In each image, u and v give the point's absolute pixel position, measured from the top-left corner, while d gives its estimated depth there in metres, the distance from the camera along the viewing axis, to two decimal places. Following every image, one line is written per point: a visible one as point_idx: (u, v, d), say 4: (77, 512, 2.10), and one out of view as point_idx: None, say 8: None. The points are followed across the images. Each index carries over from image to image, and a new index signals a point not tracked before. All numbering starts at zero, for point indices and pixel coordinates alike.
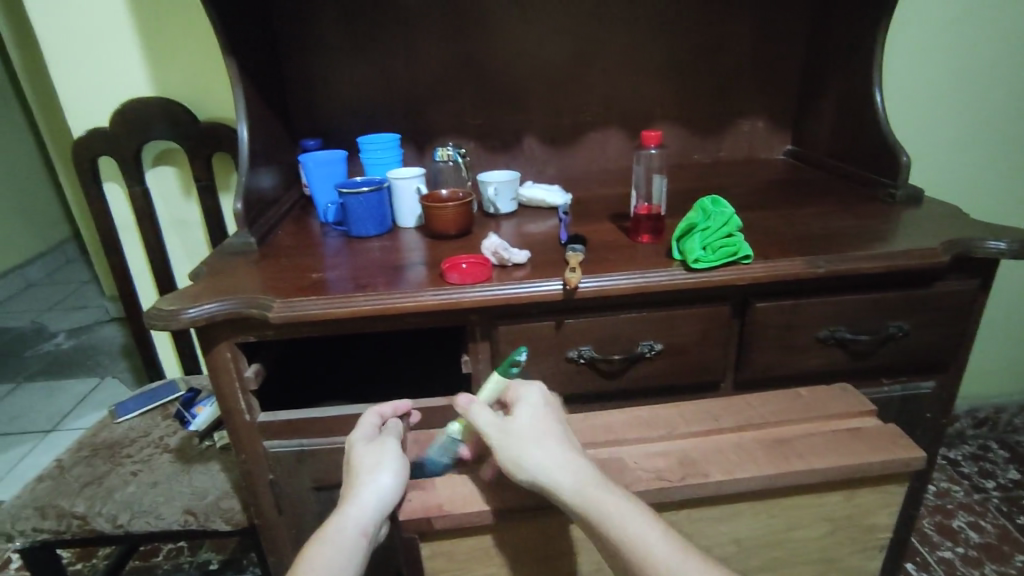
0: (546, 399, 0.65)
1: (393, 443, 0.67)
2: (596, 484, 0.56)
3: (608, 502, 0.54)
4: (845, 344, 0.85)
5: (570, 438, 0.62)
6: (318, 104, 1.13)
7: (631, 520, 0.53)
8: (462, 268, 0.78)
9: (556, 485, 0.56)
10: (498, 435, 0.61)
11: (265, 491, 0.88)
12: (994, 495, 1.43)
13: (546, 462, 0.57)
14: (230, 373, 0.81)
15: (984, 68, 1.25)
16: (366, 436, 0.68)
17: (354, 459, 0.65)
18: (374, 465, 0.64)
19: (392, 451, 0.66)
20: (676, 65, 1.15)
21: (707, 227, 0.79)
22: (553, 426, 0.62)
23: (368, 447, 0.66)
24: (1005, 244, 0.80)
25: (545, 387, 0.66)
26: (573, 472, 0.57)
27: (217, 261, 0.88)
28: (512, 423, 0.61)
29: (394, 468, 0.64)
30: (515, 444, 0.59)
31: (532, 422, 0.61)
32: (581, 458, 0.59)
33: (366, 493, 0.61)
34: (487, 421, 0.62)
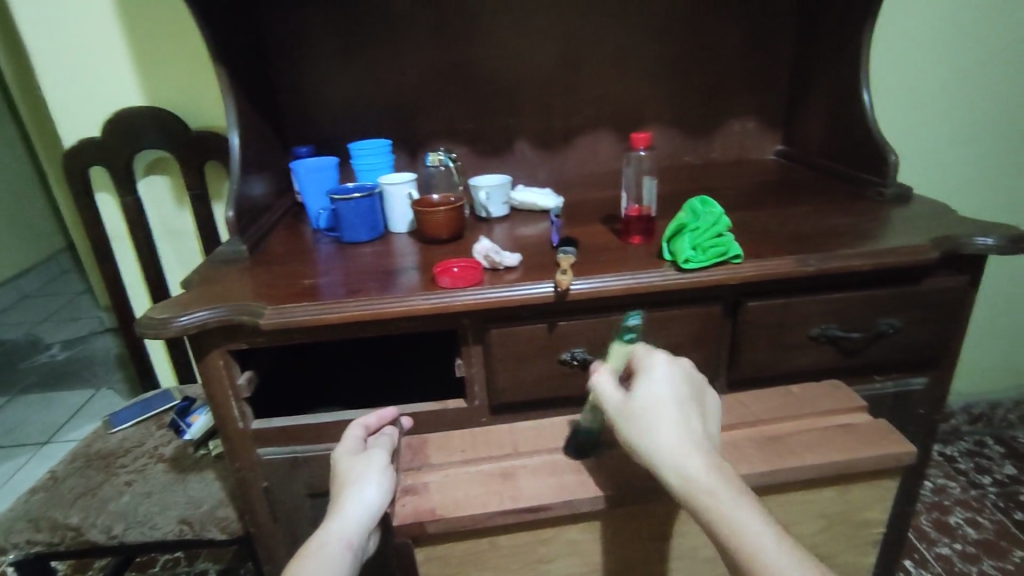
0: (671, 371, 0.62)
1: (377, 452, 0.69)
2: (707, 465, 0.54)
3: (717, 492, 0.52)
4: (837, 342, 0.85)
5: (697, 417, 0.59)
6: (309, 111, 1.13)
7: (736, 513, 0.51)
8: (454, 272, 0.78)
9: (673, 470, 0.54)
10: (622, 410, 0.59)
11: (260, 498, 0.88)
12: (990, 491, 1.44)
13: (670, 446, 0.55)
14: (223, 381, 0.81)
15: (972, 66, 1.26)
16: (352, 448, 0.70)
17: (338, 472, 0.67)
18: (358, 477, 0.65)
19: (376, 462, 0.67)
20: (665, 67, 1.16)
21: (697, 227, 0.80)
22: (677, 405, 0.59)
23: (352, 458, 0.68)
24: (992, 241, 0.81)
25: (671, 358, 0.63)
26: (690, 458, 0.54)
27: (208, 269, 0.88)
28: (636, 398, 0.59)
29: (376, 479, 0.65)
30: (637, 422, 0.57)
31: (659, 396, 0.59)
32: (702, 443, 0.56)
33: (349, 504, 0.63)
34: (611, 394, 0.61)
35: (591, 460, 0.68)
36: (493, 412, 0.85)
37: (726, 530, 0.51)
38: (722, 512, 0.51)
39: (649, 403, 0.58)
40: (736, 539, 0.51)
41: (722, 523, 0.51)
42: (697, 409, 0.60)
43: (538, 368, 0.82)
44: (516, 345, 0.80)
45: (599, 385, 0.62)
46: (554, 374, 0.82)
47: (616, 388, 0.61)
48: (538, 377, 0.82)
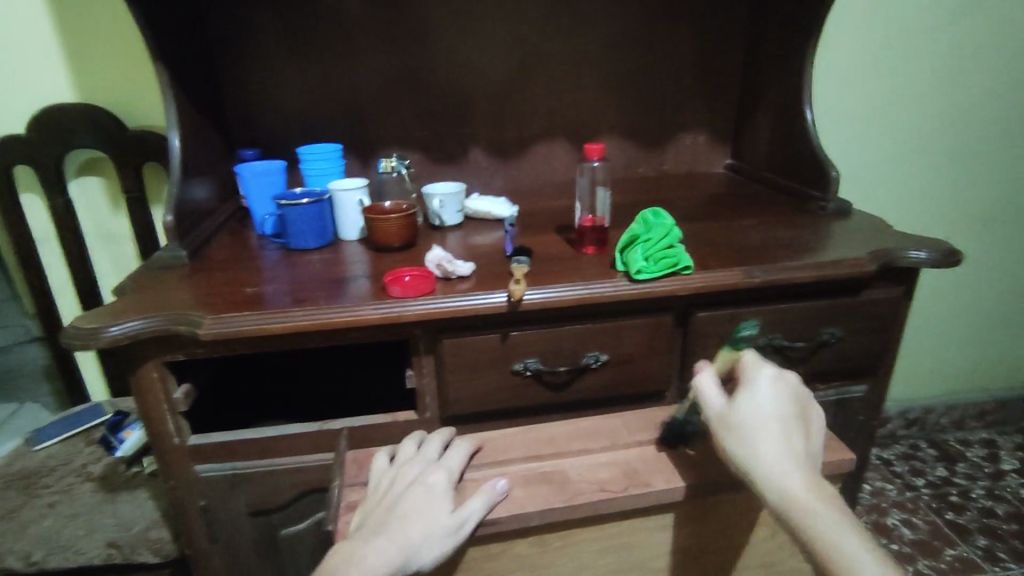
0: (780, 386, 0.61)
1: (455, 527, 0.57)
2: (806, 486, 0.53)
3: (815, 510, 0.52)
4: (783, 351, 0.87)
5: (801, 436, 0.58)
6: (257, 114, 1.09)
7: (835, 530, 0.51)
8: (405, 281, 0.76)
9: (768, 479, 0.54)
10: (722, 417, 0.60)
11: (196, 517, 0.83)
12: (924, 492, 1.51)
13: (768, 461, 0.55)
14: (157, 395, 0.76)
15: (908, 88, 1.33)
16: (437, 496, 0.60)
17: (405, 511, 0.57)
18: (417, 510, 0.57)
19: (447, 513, 0.58)
20: (618, 80, 1.18)
21: (649, 238, 0.81)
22: (779, 421, 0.58)
23: (427, 510, 0.58)
24: (925, 254, 0.84)
25: (779, 374, 0.62)
26: (791, 472, 0.54)
27: (144, 276, 0.84)
28: (738, 408, 0.59)
29: (443, 534, 0.56)
30: (737, 430, 0.58)
31: (760, 411, 0.59)
32: (805, 460, 0.56)
33: (390, 561, 0.53)
34: (712, 400, 0.61)
35: (541, 472, 0.67)
36: (443, 424, 0.83)
37: (823, 546, 0.50)
38: (820, 526, 0.51)
39: (751, 418, 0.58)
40: (832, 552, 0.50)
41: (818, 537, 0.51)
42: (803, 427, 0.59)
43: (490, 379, 0.81)
44: (468, 355, 0.79)
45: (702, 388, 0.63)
46: (507, 385, 0.81)
47: (718, 395, 0.61)
48: (491, 387, 0.81)
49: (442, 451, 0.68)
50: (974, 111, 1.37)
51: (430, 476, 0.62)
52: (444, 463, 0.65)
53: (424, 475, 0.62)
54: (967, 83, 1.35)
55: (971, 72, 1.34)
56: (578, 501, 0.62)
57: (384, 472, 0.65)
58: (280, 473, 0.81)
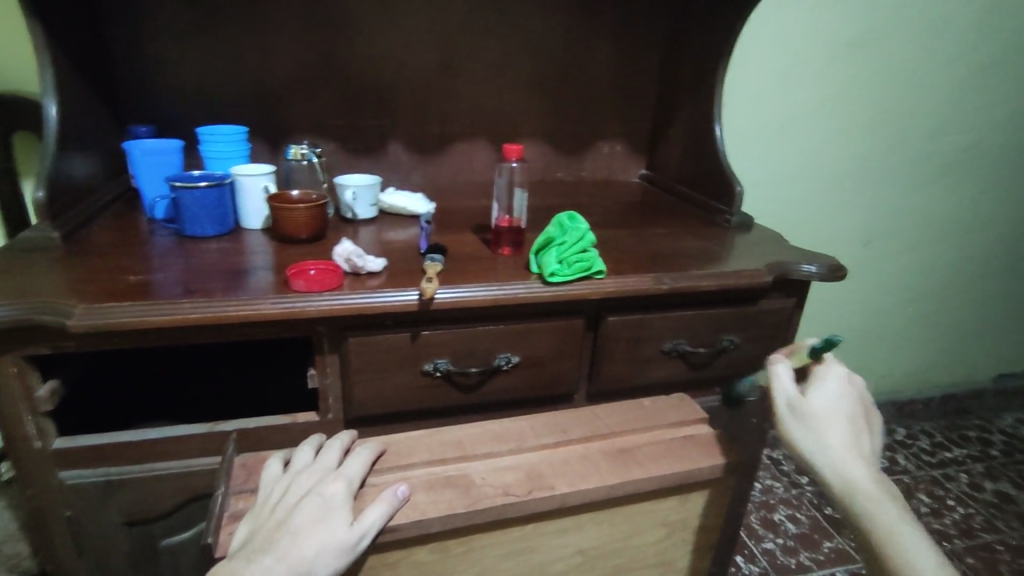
0: (846, 386, 0.66)
1: (349, 542, 0.54)
2: (873, 483, 0.57)
3: (877, 502, 0.56)
4: (686, 356, 0.91)
5: (860, 434, 0.62)
6: (153, 88, 1.00)
7: (895, 523, 0.55)
8: (309, 274, 0.73)
9: (831, 470, 0.59)
10: (793, 408, 0.63)
11: (60, 529, 0.75)
12: (808, 489, 1.61)
13: (832, 450, 0.60)
14: (16, 392, 0.68)
15: (805, 113, 1.43)
16: (332, 509, 0.56)
17: (296, 529, 0.54)
18: (314, 525, 0.54)
19: (344, 528, 0.55)
20: (541, 84, 1.18)
21: (563, 241, 0.81)
22: (845, 419, 0.63)
23: (320, 526, 0.54)
24: (815, 268, 0.90)
25: (849, 376, 0.67)
26: (853, 465, 0.59)
27: (6, 259, 0.74)
28: (810, 401, 0.64)
29: (337, 552, 0.53)
30: (808, 421, 0.62)
31: (829, 407, 0.63)
32: (866, 457, 0.60)
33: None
34: (782, 388, 0.65)
35: (444, 477, 0.64)
36: (347, 426, 0.80)
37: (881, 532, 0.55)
38: (883, 520, 0.55)
39: (821, 413, 0.62)
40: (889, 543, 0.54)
41: (877, 527, 0.55)
42: (865, 432, 0.63)
43: (399, 380, 0.78)
44: (375, 354, 0.76)
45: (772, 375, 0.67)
46: (415, 386, 0.79)
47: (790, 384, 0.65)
48: (399, 388, 0.79)
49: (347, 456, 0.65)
50: (861, 139, 1.50)
51: (328, 487, 0.58)
52: (347, 470, 0.61)
53: (322, 484, 0.59)
54: (857, 112, 1.47)
55: (860, 104, 1.46)
56: (480, 507, 0.60)
57: (275, 481, 0.61)
58: (161, 478, 0.74)
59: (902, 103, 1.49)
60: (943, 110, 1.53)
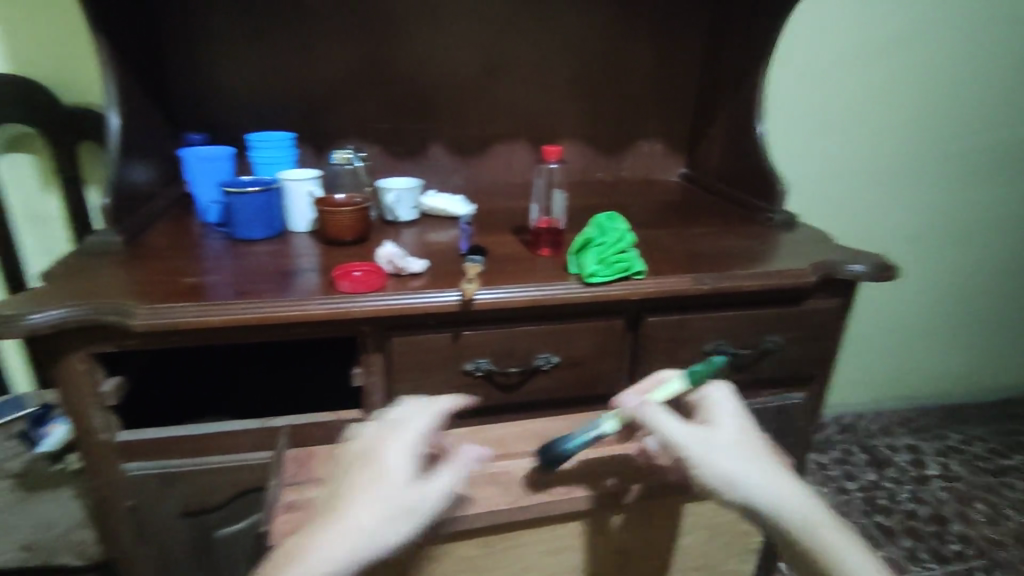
0: (735, 405, 0.62)
1: (415, 512, 0.52)
2: (804, 502, 0.54)
3: (816, 524, 0.53)
4: (727, 357, 0.90)
5: (768, 451, 0.59)
6: (206, 97, 1.05)
7: (837, 539, 0.52)
8: (354, 276, 0.75)
9: (768, 505, 0.53)
10: (705, 447, 0.56)
11: (123, 517, 0.79)
12: (856, 495, 1.56)
13: (758, 482, 0.54)
14: (84, 387, 0.72)
15: (852, 107, 1.39)
16: (394, 472, 0.53)
17: (356, 500, 0.51)
18: (374, 489, 0.52)
19: (406, 493, 0.52)
20: (579, 84, 1.18)
21: (602, 242, 0.81)
22: (752, 442, 0.58)
23: (382, 496, 0.51)
24: (863, 268, 0.88)
25: (733, 394, 0.64)
26: (782, 490, 0.54)
27: (74, 261, 0.79)
28: (712, 436, 0.57)
29: (402, 516, 0.51)
30: (722, 459, 0.55)
31: (733, 436, 0.58)
32: (783, 472, 0.57)
33: (335, 566, 0.48)
34: (681, 431, 0.57)
35: (487, 475, 0.66)
36: None
37: (831, 555, 0.52)
38: (830, 541, 0.52)
39: (729, 445, 0.57)
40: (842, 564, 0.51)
41: (826, 552, 0.52)
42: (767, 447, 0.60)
43: (441, 379, 0.80)
44: (418, 354, 0.77)
45: (658, 420, 0.58)
46: (456, 385, 0.80)
47: (683, 424, 0.58)
48: (441, 387, 0.80)
49: (414, 409, 0.61)
50: (911, 133, 1.45)
51: (389, 449, 0.55)
52: (406, 425, 0.58)
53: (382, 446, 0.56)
54: (907, 106, 1.42)
55: (910, 97, 1.41)
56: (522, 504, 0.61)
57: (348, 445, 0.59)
58: (216, 472, 0.78)
59: (956, 95, 1.43)
60: (1000, 102, 1.46)
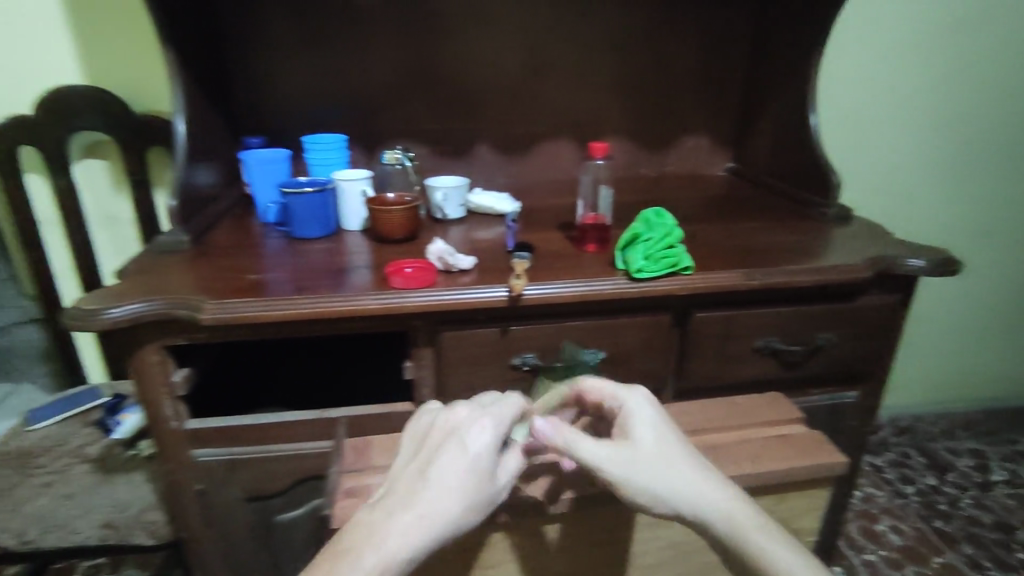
0: (653, 406, 0.60)
1: (488, 501, 0.53)
2: (735, 511, 0.53)
3: (747, 533, 0.52)
4: (778, 354, 0.88)
5: (693, 454, 0.57)
6: (264, 102, 1.09)
7: (772, 545, 0.51)
8: (406, 272, 0.77)
9: (697, 517, 0.53)
10: (621, 464, 0.55)
11: (192, 500, 0.84)
12: (913, 499, 1.51)
13: (682, 494, 0.54)
14: (157, 378, 0.77)
15: (911, 96, 1.34)
16: (476, 458, 0.53)
17: (443, 484, 0.51)
18: (454, 483, 0.51)
19: (485, 488, 0.53)
20: (624, 80, 1.18)
21: (650, 237, 0.81)
22: (673, 447, 0.57)
23: (467, 484, 0.52)
24: (922, 263, 0.85)
25: (649, 393, 0.61)
26: (710, 499, 0.54)
27: (147, 259, 0.84)
28: (630, 447, 0.56)
29: (476, 510, 0.52)
30: (642, 473, 0.55)
31: (652, 444, 0.57)
32: (712, 477, 0.56)
33: (420, 549, 0.48)
34: (594, 449, 0.56)
35: (535, 466, 0.67)
36: None
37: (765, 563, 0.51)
38: (761, 550, 0.51)
39: (649, 456, 0.56)
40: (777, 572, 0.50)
41: (760, 560, 0.51)
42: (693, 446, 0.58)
43: (489, 373, 0.81)
44: (467, 348, 0.79)
45: (568, 440, 0.57)
46: (504, 379, 0.82)
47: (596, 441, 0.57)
48: (489, 381, 0.82)
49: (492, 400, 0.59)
50: (975, 122, 1.39)
51: (470, 432, 0.55)
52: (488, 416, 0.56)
53: (462, 427, 0.55)
54: (970, 94, 1.36)
55: (974, 84, 1.35)
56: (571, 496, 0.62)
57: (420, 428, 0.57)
58: (277, 459, 0.82)
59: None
60: None
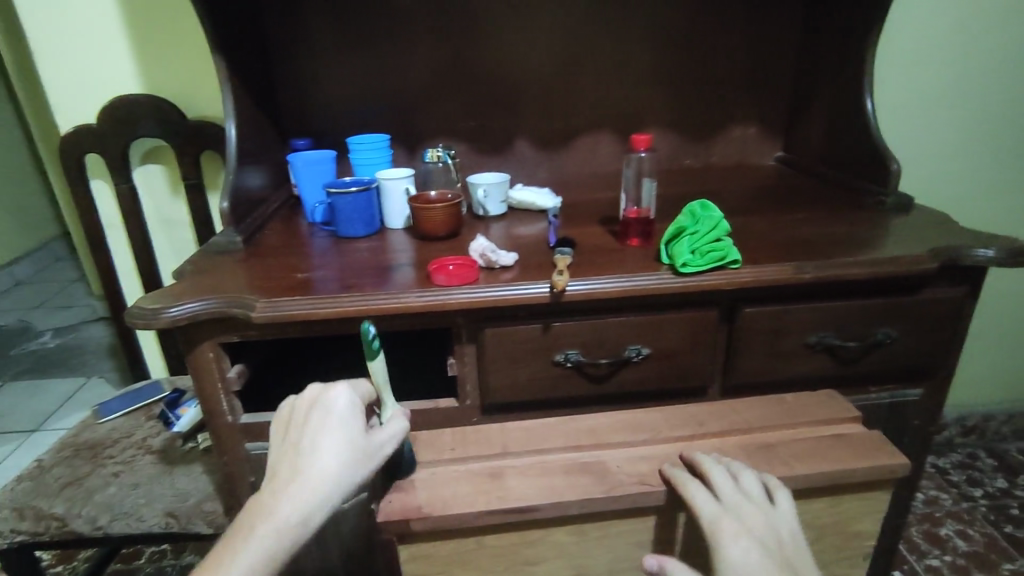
0: (743, 515, 0.56)
1: (374, 454, 0.58)
2: None
3: None
4: (833, 350, 0.85)
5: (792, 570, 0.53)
6: (310, 105, 1.12)
7: None
8: (449, 269, 0.77)
9: None
10: None
11: (247, 491, 0.87)
12: (981, 503, 1.44)
13: None
14: (212, 373, 0.80)
15: (978, 76, 1.26)
16: (345, 419, 0.59)
17: (316, 448, 0.57)
18: (319, 448, 0.57)
19: (350, 445, 0.58)
20: (667, 70, 1.15)
21: (696, 231, 0.79)
22: (770, 562, 0.53)
23: (340, 442, 0.57)
24: (992, 253, 0.80)
25: (738, 500, 0.58)
26: None
27: (202, 259, 0.88)
28: (726, 567, 0.53)
29: (347, 466, 0.56)
30: None
31: (747, 562, 0.53)
32: None
33: (308, 511, 0.53)
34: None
35: (577, 463, 0.67)
36: (484, 413, 0.85)
37: None
38: None
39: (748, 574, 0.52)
40: None
41: None
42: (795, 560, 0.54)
43: (533, 370, 0.81)
44: (511, 345, 0.79)
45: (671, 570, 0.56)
46: (548, 375, 0.82)
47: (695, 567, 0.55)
48: (532, 378, 0.81)
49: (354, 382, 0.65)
50: None
51: (335, 397, 0.61)
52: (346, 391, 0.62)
53: (326, 396, 0.61)
54: None
55: None
56: (615, 492, 0.61)
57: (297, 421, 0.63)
58: None
59: None
60: None
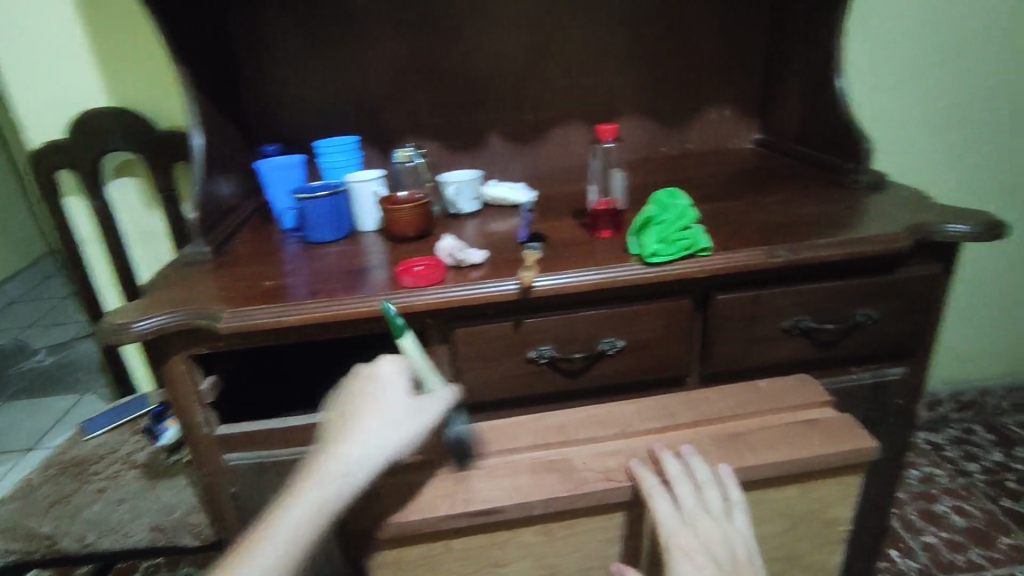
0: (698, 531, 0.57)
1: (418, 417, 0.58)
2: None
3: None
4: (810, 333, 0.84)
5: None
6: (278, 110, 1.11)
7: None
8: (416, 270, 0.76)
9: None
10: None
11: (227, 503, 0.87)
12: (978, 479, 1.43)
13: None
14: (186, 386, 0.79)
15: (952, 49, 1.24)
16: (392, 386, 0.60)
17: (358, 417, 0.57)
18: (370, 409, 0.57)
19: (401, 405, 0.58)
20: (638, 56, 1.14)
21: (664, 219, 0.77)
22: None
23: (387, 406, 0.57)
24: (966, 227, 0.79)
25: (695, 512, 0.58)
26: None
27: (171, 272, 0.87)
28: None
29: (397, 426, 0.56)
30: None
31: None
32: None
33: (358, 467, 0.54)
34: None
35: (547, 461, 0.66)
36: None
37: None
38: None
39: None
40: None
41: None
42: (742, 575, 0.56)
43: (506, 368, 0.80)
44: (483, 343, 0.79)
45: None
46: (522, 373, 0.81)
47: None
48: (506, 376, 0.81)
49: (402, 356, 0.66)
50: None
51: (382, 366, 0.61)
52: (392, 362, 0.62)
53: (374, 366, 0.62)
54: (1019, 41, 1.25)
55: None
56: (583, 489, 0.61)
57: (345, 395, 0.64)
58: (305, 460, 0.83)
59: None
60: None
